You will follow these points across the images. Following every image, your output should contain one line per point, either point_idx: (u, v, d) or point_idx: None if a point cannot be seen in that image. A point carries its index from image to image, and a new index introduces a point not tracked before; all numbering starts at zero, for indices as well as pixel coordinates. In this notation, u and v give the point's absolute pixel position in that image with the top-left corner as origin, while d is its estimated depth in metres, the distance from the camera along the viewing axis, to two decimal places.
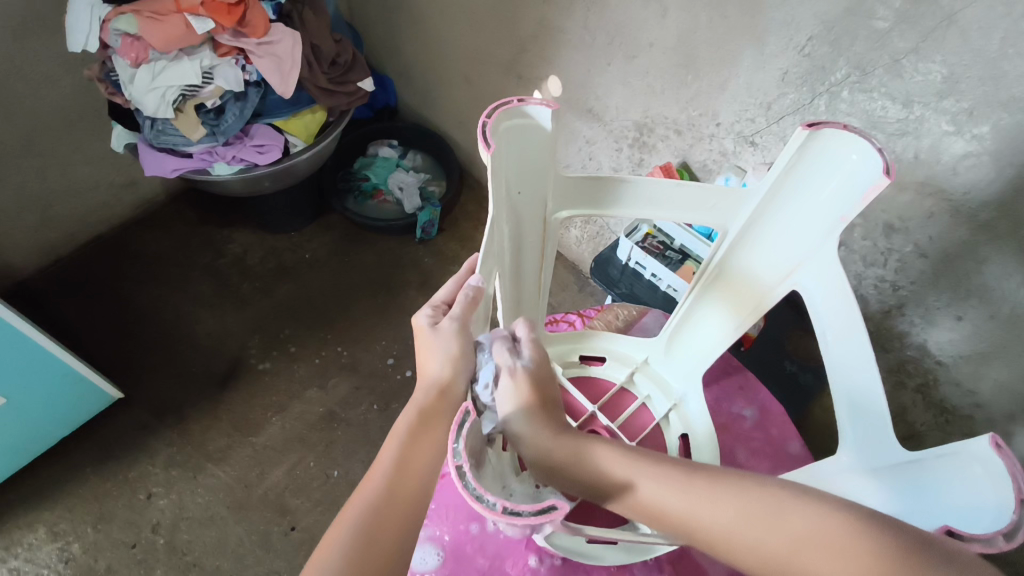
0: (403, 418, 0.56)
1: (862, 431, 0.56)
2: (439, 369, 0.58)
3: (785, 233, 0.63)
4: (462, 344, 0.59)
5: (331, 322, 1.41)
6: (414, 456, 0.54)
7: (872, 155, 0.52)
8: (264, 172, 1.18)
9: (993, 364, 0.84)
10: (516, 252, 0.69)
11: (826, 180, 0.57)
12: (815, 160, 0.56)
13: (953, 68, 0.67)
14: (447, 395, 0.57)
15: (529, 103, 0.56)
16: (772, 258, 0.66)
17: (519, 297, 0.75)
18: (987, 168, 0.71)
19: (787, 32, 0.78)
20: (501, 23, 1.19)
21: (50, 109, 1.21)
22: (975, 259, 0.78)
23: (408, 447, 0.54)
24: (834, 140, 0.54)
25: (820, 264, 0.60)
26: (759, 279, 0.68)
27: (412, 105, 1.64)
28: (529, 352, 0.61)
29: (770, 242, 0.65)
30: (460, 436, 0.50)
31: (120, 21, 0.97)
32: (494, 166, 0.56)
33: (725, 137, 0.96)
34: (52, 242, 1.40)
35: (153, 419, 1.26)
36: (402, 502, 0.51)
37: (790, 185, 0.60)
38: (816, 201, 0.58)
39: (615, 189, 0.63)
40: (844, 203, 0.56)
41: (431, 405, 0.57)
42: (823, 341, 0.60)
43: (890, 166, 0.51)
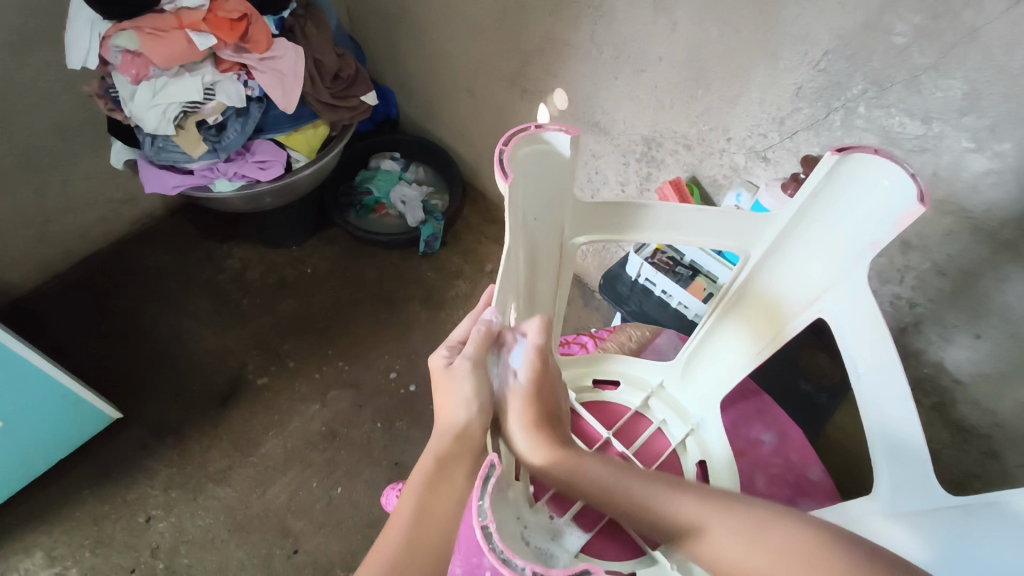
0: (421, 466, 0.55)
1: (899, 473, 0.55)
2: (457, 416, 0.57)
3: (811, 258, 0.62)
4: (476, 385, 0.59)
5: (333, 338, 1.39)
6: (433, 506, 0.53)
7: (904, 179, 0.50)
8: (266, 188, 1.16)
9: (1014, 383, 0.82)
10: (530, 278, 0.67)
11: (856, 206, 0.56)
12: (845, 185, 0.55)
13: (975, 84, 0.65)
14: (465, 439, 0.57)
15: (547, 129, 0.55)
16: (797, 283, 0.65)
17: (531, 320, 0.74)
18: (1009, 186, 0.69)
19: (802, 47, 0.77)
20: (506, 36, 1.18)
21: (48, 126, 1.19)
22: (994, 278, 0.76)
23: (426, 496, 0.53)
24: (864, 165, 0.53)
25: (847, 292, 0.59)
26: (782, 303, 0.67)
27: (415, 118, 1.63)
28: (525, 374, 0.62)
29: (795, 267, 0.64)
30: (484, 492, 0.49)
31: (120, 37, 0.95)
32: (511, 196, 0.54)
33: (735, 151, 0.95)
34: (50, 258, 1.38)
35: (153, 438, 1.24)
36: (424, 556, 0.50)
37: (817, 211, 0.58)
38: (845, 227, 0.57)
39: (635, 215, 0.62)
40: (874, 229, 0.55)
41: (448, 451, 0.56)
42: (852, 372, 0.59)
43: (925, 194, 0.50)
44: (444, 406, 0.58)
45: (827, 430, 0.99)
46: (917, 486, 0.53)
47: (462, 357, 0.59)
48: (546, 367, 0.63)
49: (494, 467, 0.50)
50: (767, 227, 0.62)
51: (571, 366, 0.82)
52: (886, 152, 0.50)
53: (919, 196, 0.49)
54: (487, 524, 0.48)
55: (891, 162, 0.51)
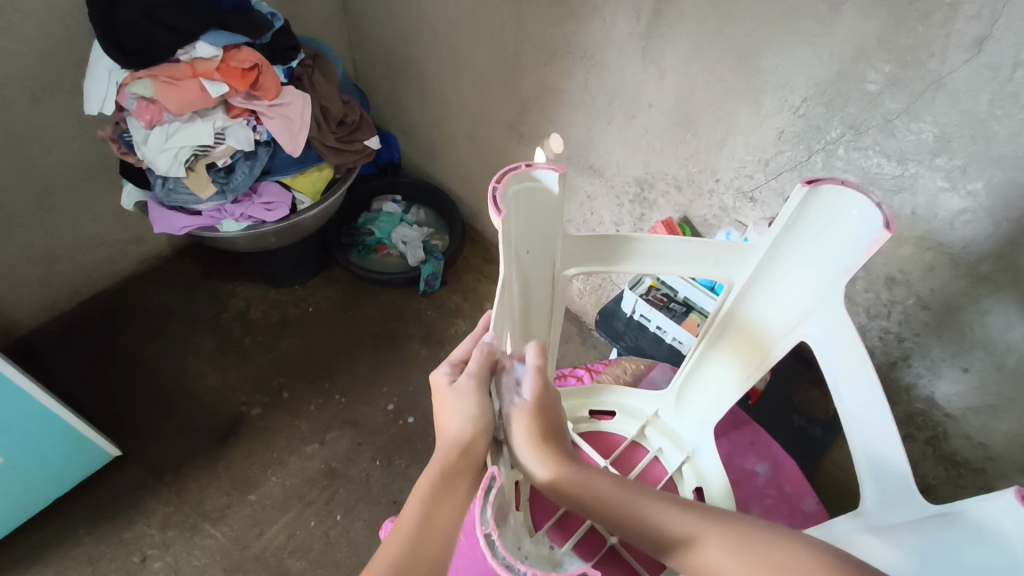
0: (425, 478, 0.56)
1: (884, 489, 0.56)
2: (459, 430, 0.59)
3: (792, 284, 0.64)
4: (481, 404, 0.60)
5: (333, 376, 1.40)
6: (438, 519, 0.54)
7: (871, 207, 0.53)
8: (271, 228, 1.20)
9: (1002, 415, 0.83)
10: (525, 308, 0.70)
11: (829, 233, 0.58)
12: (818, 214, 0.58)
13: (945, 128, 0.69)
14: (466, 451, 0.58)
15: (537, 167, 0.58)
16: (780, 311, 0.67)
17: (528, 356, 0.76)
18: (984, 223, 0.72)
19: (782, 94, 0.82)
20: (503, 84, 1.23)
21: (62, 169, 1.24)
22: (976, 310, 0.78)
23: (432, 508, 0.54)
24: (834, 197, 0.56)
25: (826, 316, 0.62)
26: (767, 329, 0.69)
27: (416, 162, 1.68)
28: (529, 388, 0.62)
29: (778, 294, 0.66)
30: (487, 503, 0.51)
31: (136, 85, 1.00)
32: (504, 230, 0.57)
33: (724, 192, 0.98)
34: (55, 298, 1.41)
35: (151, 477, 1.24)
36: (422, 563, 0.51)
37: (790, 242, 0.62)
38: (821, 254, 0.60)
39: (624, 247, 0.65)
40: (847, 255, 0.57)
41: (451, 464, 0.57)
42: (835, 392, 0.61)
43: (890, 219, 0.53)
44: (446, 420, 0.60)
45: (824, 465, 0.99)
46: (902, 499, 0.55)
47: (467, 376, 0.61)
48: (548, 392, 0.63)
49: (495, 479, 0.52)
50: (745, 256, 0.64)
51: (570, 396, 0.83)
52: (852, 184, 0.53)
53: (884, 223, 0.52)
54: (489, 532, 0.50)
55: (857, 193, 0.54)
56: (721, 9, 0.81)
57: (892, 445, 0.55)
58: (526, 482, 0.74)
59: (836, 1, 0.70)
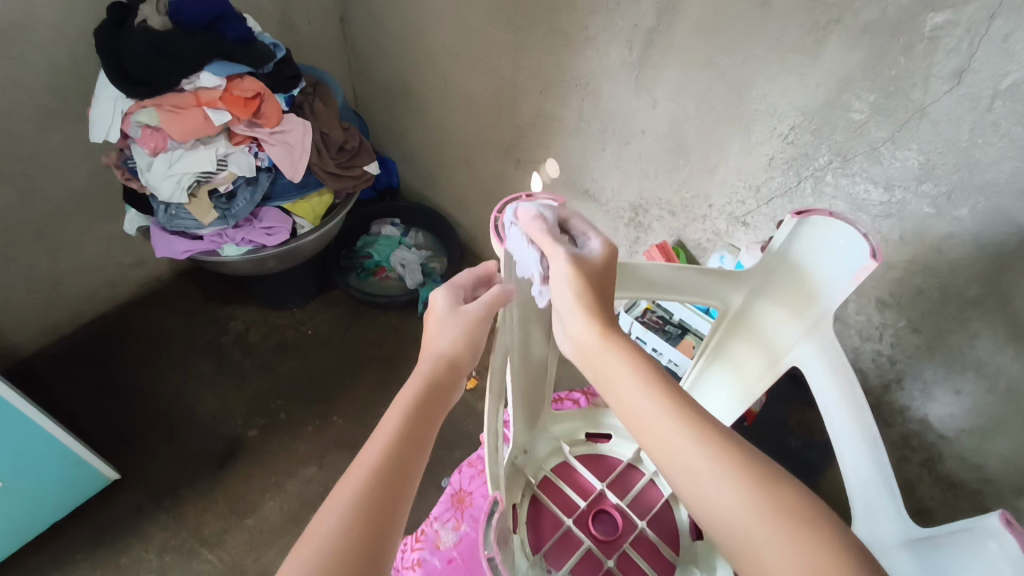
0: (409, 388, 0.55)
1: (870, 508, 0.56)
2: (446, 347, 0.60)
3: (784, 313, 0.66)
4: (472, 324, 0.62)
5: (332, 399, 1.41)
6: (422, 420, 0.52)
7: (856, 237, 0.56)
8: (271, 253, 1.21)
9: (995, 438, 0.83)
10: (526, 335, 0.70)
11: (817, 261, 0.61)
12: (805, 242, 0.61)
13: (929, 155, 0.71)
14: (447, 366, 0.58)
15: (537, 197, 0.62)
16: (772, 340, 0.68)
17: (531, 386, 0.76)
18: (970, 249, 0.73)
19: (770, 122, 0.84)
20: (500, 111, 1.26)
21: (65, 195, 1.26)
22: (965, 333, 0.79)
23: (415, 412, 0.52)
24: (823, 226, 0.59)
25: (815, 345, 0.63)
26: (761, 358, 0.71)
27: (415, 186, 1.70)
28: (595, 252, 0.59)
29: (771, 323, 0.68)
30: (489, 527, 0.61)
31: (142, 113, 1.02)
32: (506, 256, 0.61)
33: (717, 217, 1.00)
34: (56, 321, 1.42)
35: (149, 501, 1.24)
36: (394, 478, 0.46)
37: (781, 268, 0.64)
38: (811, 282, 0.62)
39: (618, 275, 0.65)
40: (835, 284, 0.59)
41: (435, 375, 0.57)
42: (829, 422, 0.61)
43: (876, 249, 0.54)
44: (432, 339, 0.61)
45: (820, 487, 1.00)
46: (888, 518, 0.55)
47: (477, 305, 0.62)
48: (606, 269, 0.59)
49: (497, 504, 0.63)
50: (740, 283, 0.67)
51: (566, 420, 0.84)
52: (840, 213, 0.56)
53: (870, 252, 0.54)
54: (492, 556, 0.60)
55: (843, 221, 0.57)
56: (711, 41, 0.83)
57: (880, 463, 0.55)
58: (523, 503, 0.77)
59: (821, 34, 0.73)
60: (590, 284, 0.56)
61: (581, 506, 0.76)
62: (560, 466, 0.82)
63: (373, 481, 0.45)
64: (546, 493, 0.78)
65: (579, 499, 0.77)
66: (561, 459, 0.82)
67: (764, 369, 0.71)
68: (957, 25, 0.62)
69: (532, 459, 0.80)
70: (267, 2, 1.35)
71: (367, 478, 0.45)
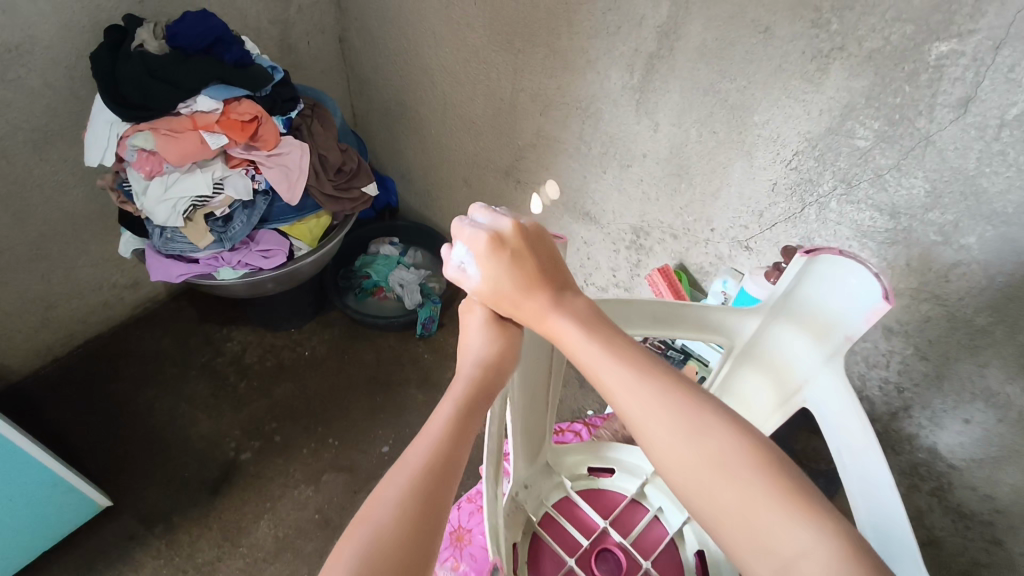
0: (456, 389, 0.58)
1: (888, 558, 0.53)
2: (479, 346, 0.62)
3: (792, 349, 0.66)
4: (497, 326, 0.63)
5: (328, 422, 1.39)
6: (464, 423, 0.54)
7: (869, 278, 0.56)
8: (268, 275, 1.20)
9: (1006, 468, 0.81)
10: (527, 370, 0.69)
11: (829, 300, 0.61)
12: (815, 281, 0.61)
13: (935, 184, 0.70)
14: (489, 368, 0.60)
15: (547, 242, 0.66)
16: (781, 374, 0.69)
17: (530, 424, 0.75)
18: (978, 278, 0.72)
19: (773, 147, 0.83)
20: (499, 132, 1.25)
21: (61, 217, 1.24)
22: (973, 362, 0.77)
23: (458, 415, 0.54)
24: (832, 265, 0.59)
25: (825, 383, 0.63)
26: (771, 393, 0.71)
27: (414, 205, 1.69)
28: (504, 228, 0.61)
29: (779, 357, 0.68)
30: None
31: (137, 137, 1.01)
32: None
33: (719, 241, 0.99)
34: (50, 343, 1.40)
35: (142, 527, 1.21)
36: (439, 472, 0.49)
37: (792, 306, 0.64)
38: (822, 321, 0.62)
39: (623, 311, 0.66)
40: (847, 325, 0.59)
41: (479, 377, 0.59)
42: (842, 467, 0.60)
43: (889, 292, 0.55)
44: (469, 345, 0.63)
45: None
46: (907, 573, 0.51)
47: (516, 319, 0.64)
48: (529, 244, 0.61)
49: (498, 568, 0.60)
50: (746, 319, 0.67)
51: (569, 453, 0.83)
52: (848, 253, 0.56)
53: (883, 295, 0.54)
54: None
55: (856, 262, 0.57)
56: (712, 66, 0.83)
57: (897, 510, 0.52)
58: (523, 540, 0.76)
59: (823, 61, 0.72)
60: (506, 260, 0.60)
61: (583, 545, 0.76)
62: (561, 501, 0.80)
63: (410, 491, 0.47)
64: (547, 530, 0.77)
65: (581, 537, 0.76)
66: (562, 493, 0.80)
67: (775, 408, 0.71)
68: (963, 54, 0.62)
69: (533, 494, 0.78)
70: (266, 23, 1.35)
71: (405, 487, 0.47)
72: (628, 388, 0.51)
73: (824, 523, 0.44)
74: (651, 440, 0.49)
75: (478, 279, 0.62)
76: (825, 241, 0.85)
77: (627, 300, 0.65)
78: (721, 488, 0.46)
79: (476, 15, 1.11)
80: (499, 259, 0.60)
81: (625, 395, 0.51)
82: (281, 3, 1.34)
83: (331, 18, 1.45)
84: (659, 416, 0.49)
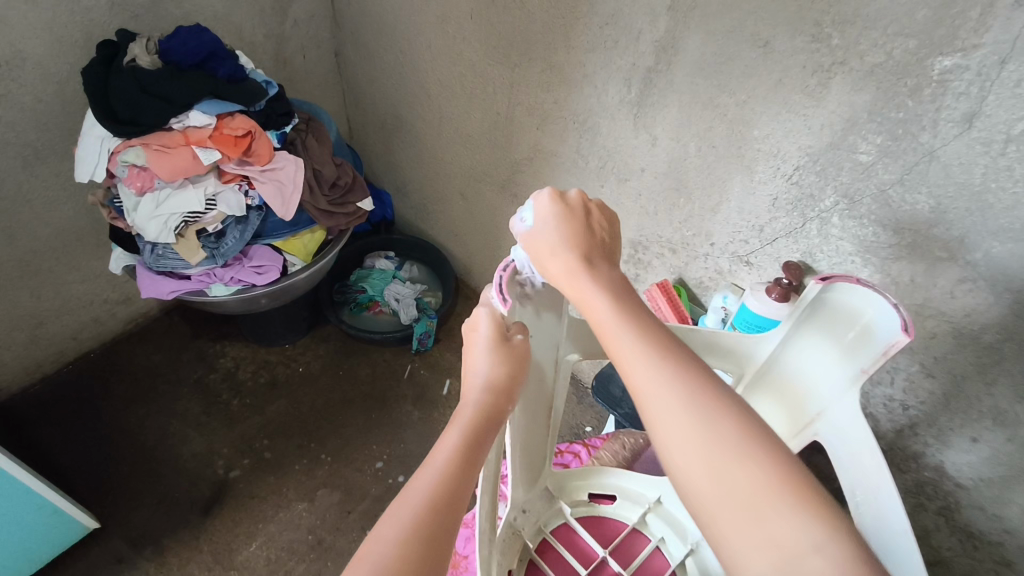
0: (462, 416, 0.55)
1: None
2: (484, 369, 0.58)
3: (807, 380, 0.69)
4: (504, 347, 0.59)
5: (322, 439, 1.36)
6: (472, 458, 0.51)
7: (887, 309, 0.59)
8: (261, 292, 1.18)
9: (1015, 488, 0.79)
10: (531, 399, 0.68)
11: (847, 328, 0.63)
12: (832, 309, 0.64)
13: (940, 200, 0.69)
14: (498, 395, 0.57)
15: None
16: (797, 405, 0.71)
17: (529, 449, 0.73)
18: (985, 294, 0.70)
19: (774, 162, 0.82)
20: (495, 145, 1.24)
21: (50, 233, 1.22)
22: (982, 380, 0.76)
23: (464, 448, 0.51)
24: (849, 292, 0.62)
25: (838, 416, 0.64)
26: (784, 420, 0.73)
27: (409, 219, 1.68)
28: (574, 198, 0.60)
29: (795, 389, 0.71)
30: None
31: (128, 153, 1.00)
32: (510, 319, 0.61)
33: (719, 256, 0.98)
34: (39, 360, 1.37)
35: (130, 550, 1.18)
36: (443, 516, 0.45)
37: (809, 332, 0.67)
38: (839, 349, 0.65)
39: None
40: (863, 356, 0.62)
41: (485, 405, 0.56)
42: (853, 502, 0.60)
43: (907, 323, 0.57)
44: (472, 368, 0.59)
45: None
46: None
47: (522, 338, 0.60)
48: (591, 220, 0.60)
49: None
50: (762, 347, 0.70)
51: (569, 478, 0.82)
52: (865, 281, 0.59)
53: (901, 326, 0.57)
54: None
55: (871, 291, 0.60)
56: (710, 81, 0.82)
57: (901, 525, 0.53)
58: (519, 569, 0.73)
59: (824, 76, 0.71)
60: (566, 216, 0.59)
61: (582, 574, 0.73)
62: (560, 528, 0.78)
63: (410, 532, 0.44)
64: (545, 560, 0.75)
65: (580, 567, 0.73)
66: (562, 519, 0.78)
67: (786, 435, 0.74)
68: (967, 68, 0.61)
69: (530, 521, 0.76)
70: (260, 38, 1.34)
71: (408, 525, 0.44)
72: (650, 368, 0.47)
73: (834, 523, 0.39)
74: (657, 424, 0.45)
75: (531, 227, 0.59)
76: (827, 257, 0.83)
77: None
78: (728, 466, 0.42)
79: (472, 29, 1.11)
80: (558, 215, 0.58)
81: (641, 371, 0.47)
82: (275, 17, 1.33)
83: (326, 32, 1.45)
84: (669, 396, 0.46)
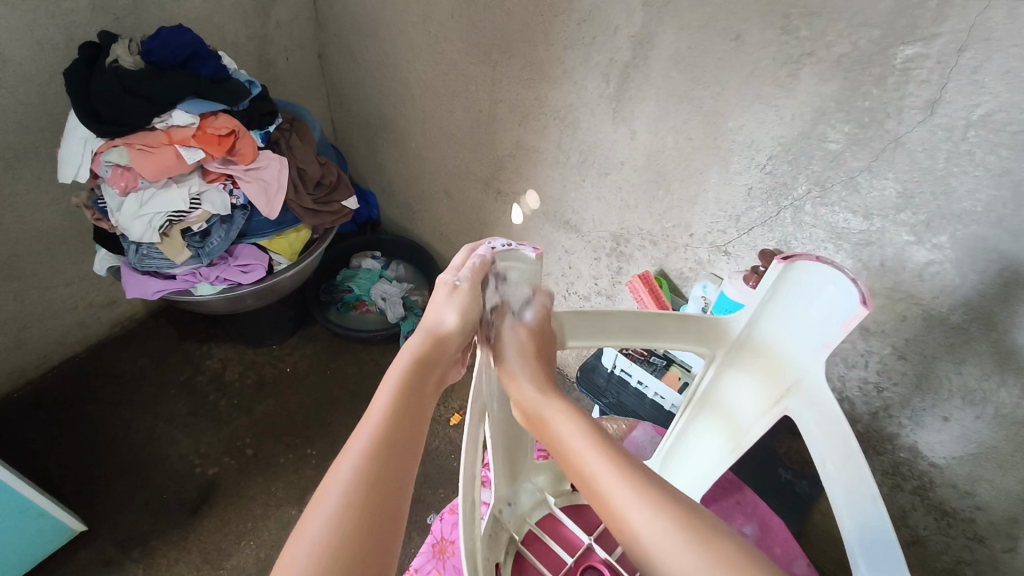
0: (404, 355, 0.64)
1: (869, 544, 0.57)
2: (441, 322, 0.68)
3: (776, 356, 0.71)
4: (467, 305, 0.68)
5: (312, 437, 1.37)
6: (409, 397, 0.60)
7: (847, 284, 0.60)
8: (247, 291, 1.18)
9: (985, 465, 0.82)
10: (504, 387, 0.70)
11: (809, 305, 0.65)
12: (794, 287, 0.66)
13: (906, 184, 0.71)
14: (441, 342, 0.67)
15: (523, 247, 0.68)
16: (765, 382, 0.73)
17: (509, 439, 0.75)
18: (952, 276, 0.73)
19: (749, 153, 0.84)
20: (478, 144, 1.26)
21: (34, 235, 1.22)
22: (951, 360, 0.78)
23: (403, 388, 0.60)
24: (808, 271, 0.64)
25: (811, 393, 0.67)
26: (752, 403, 0.75)
27: (395, 218, 1.69)
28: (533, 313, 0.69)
29: (761, 364, 0.73)
30: None
31: (111, 153, 1.00)
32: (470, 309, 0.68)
33: (699, 247, 1.00)
34: (23, 364, 1.36)
35: (118, 553, 1.18)
36: (391, 447, 0.55)
37: (775, 308, 0.69)
38: (806, 324, 0.66)
39: (590, 323, 0.68)
40: (827, 331, 0.64)
41: (427, 348, 0.65)
42: (824, 473, 0.64)
43: (866, 297, 0.59)
44: (434, 313, 0.69)
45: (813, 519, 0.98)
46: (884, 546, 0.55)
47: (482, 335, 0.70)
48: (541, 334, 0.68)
49: None
50: (732, 324, 0.72)
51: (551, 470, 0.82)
52: (826, 259, 0.61)
53: (862, 299, 0.58)
54: None
55: (832, 267, 0.61)
56: (686, 74, 0.84)
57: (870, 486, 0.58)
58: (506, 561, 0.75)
59: (794, 67, 0.73)
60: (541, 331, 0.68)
61: (567, 563, 0.75)
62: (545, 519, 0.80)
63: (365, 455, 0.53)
64: (533, 550, 0.76)
65: (566, 556, 0.75)
66: (547, 511, 0.80)
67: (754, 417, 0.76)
68: (929, 57, 0.63)
69: (515, 514, 0.78)
70: (243, 39, 1.34)
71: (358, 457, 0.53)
72: (635, 504, 0.54)
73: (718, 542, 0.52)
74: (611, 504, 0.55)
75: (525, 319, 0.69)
76: (801, 244, 0.85)
77: (601, 311, 0.67)
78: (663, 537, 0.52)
79: (454, 28, 1.12)
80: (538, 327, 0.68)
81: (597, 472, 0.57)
82: (258, 19, 1.34)
83: (309, 34, 1.46)
84: (656, 518, 0.53)
